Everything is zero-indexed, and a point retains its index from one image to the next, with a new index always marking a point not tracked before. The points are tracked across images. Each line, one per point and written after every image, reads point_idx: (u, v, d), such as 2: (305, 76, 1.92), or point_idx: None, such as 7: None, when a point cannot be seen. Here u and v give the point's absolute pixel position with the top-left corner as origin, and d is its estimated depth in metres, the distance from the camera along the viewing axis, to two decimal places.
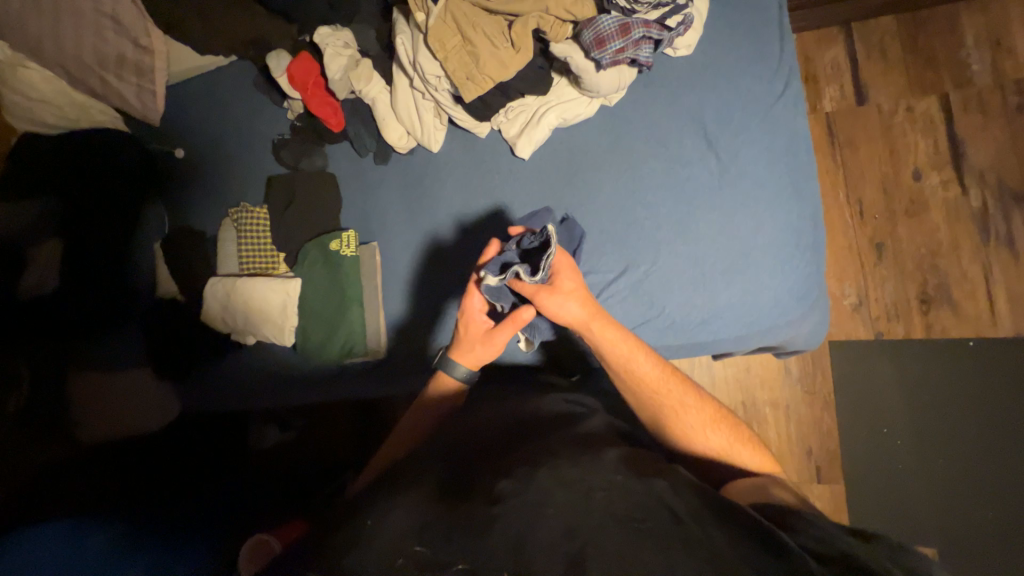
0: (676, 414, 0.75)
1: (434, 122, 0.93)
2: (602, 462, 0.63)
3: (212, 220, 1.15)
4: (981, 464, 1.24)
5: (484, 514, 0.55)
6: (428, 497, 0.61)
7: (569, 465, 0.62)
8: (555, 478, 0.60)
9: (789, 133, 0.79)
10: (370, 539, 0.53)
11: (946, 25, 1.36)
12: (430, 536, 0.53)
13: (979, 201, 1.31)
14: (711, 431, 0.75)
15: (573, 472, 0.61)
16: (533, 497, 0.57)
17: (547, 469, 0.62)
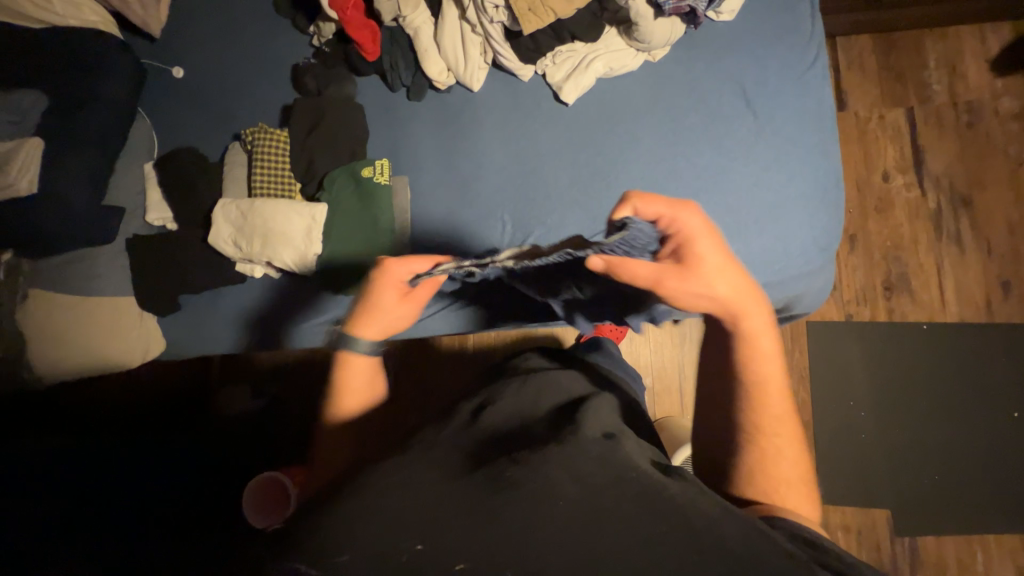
0: (768, 433, 0.60)
1: (479, 60, 0.92)
2: (619, 451, 0.58)
3: (213, 146, 1.05)
4: (929, 433, 1.40)
5: (489, 499, 0.50)
6: (421, 469, 0.54)
7: (582, 451, 0.56)
8: (568, 471, 0.53)
9: (815, 101, 0.86)
10: (362, 521, 0.47)
11: (913, 47, 1.55)
12: (423, 526, 0.47)
13: (934, 203, 1.49)
14: (783, 469, 0.60)
15: (585, 462, 0.55)
16: (544, 482, 0.51)
17: (559, 454, 0.56)
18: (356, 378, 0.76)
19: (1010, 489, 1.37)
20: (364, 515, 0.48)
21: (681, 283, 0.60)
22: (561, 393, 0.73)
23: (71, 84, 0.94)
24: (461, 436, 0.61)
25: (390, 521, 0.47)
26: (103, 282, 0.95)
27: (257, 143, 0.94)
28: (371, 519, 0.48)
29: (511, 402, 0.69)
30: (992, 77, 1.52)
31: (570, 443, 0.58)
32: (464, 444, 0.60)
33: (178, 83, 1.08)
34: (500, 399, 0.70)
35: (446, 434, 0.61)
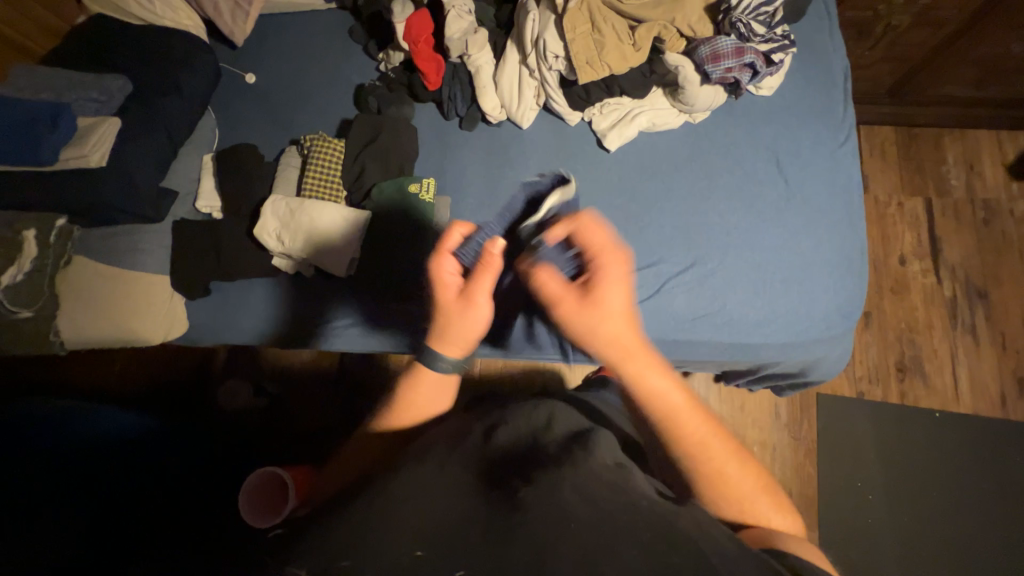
0: (719, 462, 0.64)
1: (532, 101, 0.99)
2: (630, 480, 0.59)
3: (270, 147, 1.11)
4: (939, 526, 1.35)
5: (501, 519, 0.50)
6: (434, 481, 0.55)
7: (592, 473, 0.57)
8: (580, 494, 0.53)
9: (845, 178, 0.91)
10: (374, 526, 0.48)
11: (933, 143, 1.63)
12: (433, 536, 0.47)
13: (950, 292, 1.51)
14: (750, 494, 0.64)
15: (595, 485, 0.55)
16: (555, 504, 0.51)
17: (572, 478, 0.56)
18: (422, 388, 0.74)
19: None
20: (378, 521, 0.49)
21: (583, 316, 0.63)
22: (573, 418, 0.75)
23: (153, 75, 1.01)
24: (475, 452, 0.62)
25: (401, 528, 0.48)
26: (143, 259, 0.99)
27: (314, 150, 1.00)
28: (382, 526, 0.48)
29: (523, 420, 0.71)
30: (1009, 180, 1.58)
31: (584, 467, 0.59)
32: (476, 460, 0.60)
33: (249, 88, 1.16)
34: (513, 420, 0.72)
35: (462, 449, 0.62)
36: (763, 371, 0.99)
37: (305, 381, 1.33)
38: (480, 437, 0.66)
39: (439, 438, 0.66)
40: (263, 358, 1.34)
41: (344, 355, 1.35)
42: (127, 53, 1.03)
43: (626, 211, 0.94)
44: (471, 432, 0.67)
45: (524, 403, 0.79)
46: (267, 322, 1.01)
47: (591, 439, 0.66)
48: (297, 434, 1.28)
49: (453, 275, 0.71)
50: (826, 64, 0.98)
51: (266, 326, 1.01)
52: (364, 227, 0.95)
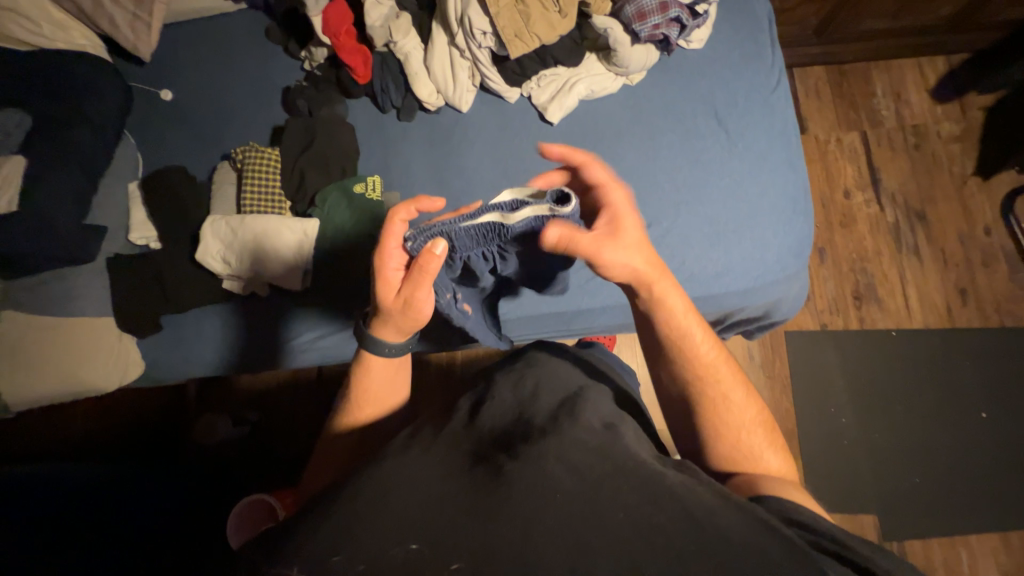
0: (723, 397, 0.68)
1: (467, 83, 0.97)
2: (614, 441, 0.59)
3: (200, 165, 1.05)
4: (905, 436, 1.45)
5: (486, 495, 0.50)
6: (422, 467, 0.53)
7: (578, 442, 0.56)
8: (564, 463, 0.53)
9: (780, 120, 0.93)
10: (363, 519, 0.47)
11: (862, 77, 1.69)
12: (424, 525, 0.47)
13: (892, 218, 1.59)
14: (752, 429, 0.68)
15: (582, 453, 0.54)
16: (541, 475, 0.51)
17: (556, 447, 0.55)
18: (375, 378, 0.73)
19: (987, 490, 1.41)
20: (362, 516, 0.47)
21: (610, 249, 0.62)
22: (562, 379, 0.73)
23: (54, 104, 0.93)
24: (460, 436, 0.60)
25: (390, 517, 0.47)
26: (80, 303, 0.92)
27: (249, 163, 0.95)
28: (370, 516, 0.47)
29: (508, 394, 0.68)
30: (933, 104, 1.66)
31: (570, 434, 0.57)
32: (463, 441, 0.59)
33: (167, 106, 1.09)
34: (498, 394, 0.68)
35: (449, 430, 0.61)
36: (731, 320, 1.02)
37: (282, 403, 1.30)
38: (465, 419, 0.63)
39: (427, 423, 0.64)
40: (236, 387, 1.30)
41: (321, 370, 1.32)
42: (18, 84, 0.94)
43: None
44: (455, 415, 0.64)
45: (509, 373, 0.75)
46: (226, 346, 0.96)
47: (580, 404, 0.65)
48: (283, 456, 1.25)
49: (396, 272, 0.65)
50: (750, 10, 0.99)
51: (225, 350, 0.96)
52: (313, 235, 0.90)
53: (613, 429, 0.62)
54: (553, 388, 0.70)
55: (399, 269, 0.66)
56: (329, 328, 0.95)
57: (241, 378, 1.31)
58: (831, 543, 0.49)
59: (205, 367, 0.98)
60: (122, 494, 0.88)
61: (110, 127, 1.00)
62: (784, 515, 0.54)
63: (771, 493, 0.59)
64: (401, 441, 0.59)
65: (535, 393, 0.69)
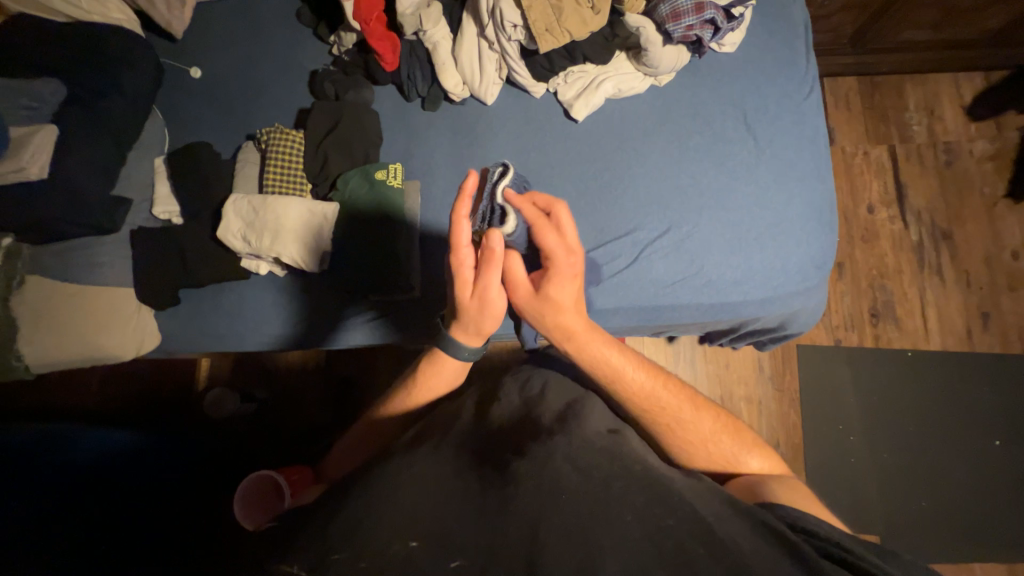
0: (673, 426, 0.71)
1: (494, 75, 0.97)
2: (619, 448, 0.60)
3: (226, 144, 1.06)
4: (915, 458, 1.43)
5: (495, 493, 0.51)
6: (432, 462, 0.56)
7: (585, 445, 0.59)
8: (572, 464, 0.55)
9: (811, 128, 0.91)
10: (373, 505, 0.48)
11: (895, 90, 1.65)
12: (430, 517, 0.47)
13: (916, 236, 1.56)
14: (716, 436, 0.72)
15: (586, 455, 0.57)
16: (549, 476, 0.52)
17: (565, 451, 0.57)
18: (443, 375, 0.75)
19: (996, 518, 1.39)
20: (370, 507, 0.47)
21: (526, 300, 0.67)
22: (567, 387, 0.76)
23: (87, 76, 0.95)
24: (467, 432, 0.64)
25: (397, 509, 0.47)
26: (104, 273, 0.94)
27: (274, 144, 0.96)
28: (378, 505, 0.48)
29: (516, 396, 0.74)
30: (968, 122, 1.62)
31: (574, 437, 0.60)
32: (466, 439, 0.62)
33: (196, 83, 1.10)
34: (506, 397, 0.75)
35: (458, 429, 0.65)
36: (746, 329, 1.01)
37: (290, 382, 1.32)
38: (476, 420, 0.67)
39: (439, 421, 0.68)
40: (247, 365, 1.31)
41: (331, 353, 1.33)
42: (54, 54, 0.95)
43: (599, 180, 0.93)
44: (465, 413, 0.70)
45: (517, 377, 0.82)
46: (244, 328, 0.99)
47: (582, 410, 0.68)
48: (290, 436, 1.27)
49: (471, 271, 0.63)
50: (786, 15, 0.97)
51: (244, 332, 0.99)
52: (332, 220, 0.91)
53: (619, 434, 0.64)
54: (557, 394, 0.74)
55: (473, 266, 0.63)
56: (353, 311, 0.96)
57: (252, 356, 1.33)
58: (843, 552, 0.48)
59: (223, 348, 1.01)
60: (133, 463, 0.90)
61: (140, 101, 1.01)
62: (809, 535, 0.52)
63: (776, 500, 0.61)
64: (413, 440, 0.62)
65: (541, 394, 0.74)
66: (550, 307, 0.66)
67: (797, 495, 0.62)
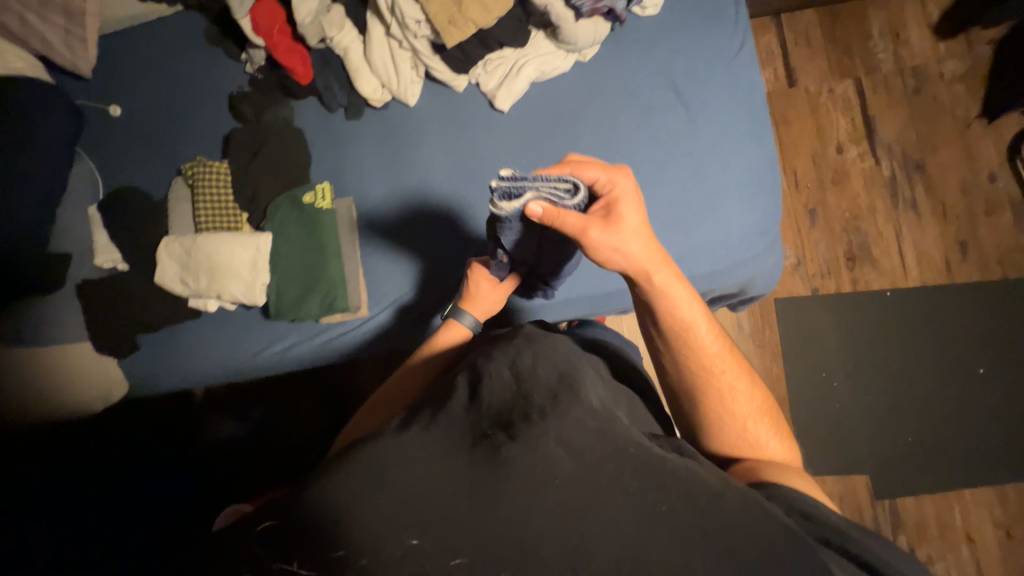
0: (725, 396, 0.71)
1: (411, 75, 0.93)
2: (612, 422, 0.56)
3: (157, 182, 1.04)
4: (901, 397, 1.42)
5: (485, 476, 0.50)
6: (423, 454, 0.51)
7: (580, 418, 0.54)
8: (566, 447, 0.51)
9: (745, 87, 0.86)
10: (364, 508, 0.48)
11: (858, 17, 1.56)
12: (426, 523, 0.47)
13: (888, 171, 1.51)
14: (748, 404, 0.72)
15: (585, 435, 0.52)
16: (544, 461, 0.50)
17: (556, 426, 0.52)
18: (449, 335, 0.83)
19: (983, 445, 1.40)
20: (359, 508, 0.48)
21: (604, 234, 0.63)
22: (563, 347, 0.66)
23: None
24: (461, 413, 0.55)
25: (387, 507, 0.48)
26: (56, 330, 0.95)
27: (200, 179, 0.94)
28: (371, 509, 0.48)
29: (508, 356, 0.61)
30: (936, 41, 1.53)
31: (570, 411, 0.54)
32: (463, 419, 0.55)
33: (117, 122, 1.07)
34: (490, 357, 0.62)
35: (448, 411, 0.56)
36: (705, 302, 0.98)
37: None
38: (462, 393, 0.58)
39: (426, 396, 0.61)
40: None
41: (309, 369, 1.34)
42: None
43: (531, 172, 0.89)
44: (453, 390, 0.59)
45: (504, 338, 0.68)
46: (206, 360, 0.97)
47: (579, 379, 0.59)
48: None
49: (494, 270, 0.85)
50: None
51: (205, 363, 0.97)
52: (267, 251, 0.89)
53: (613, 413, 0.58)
54: (555, 353, 0.63)
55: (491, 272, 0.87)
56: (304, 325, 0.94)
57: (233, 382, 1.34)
58: (840, 540, 0.53)
59: (187, 378, 0.98)
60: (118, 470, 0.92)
61: (60, 152, 0.99)
62: (795, 509, 0.57)
63: (772, 477, 0.64)
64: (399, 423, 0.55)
65: (532, 364, 0.59)
66: (619, 236, 0.63)
67: (798, 479, 0.64)
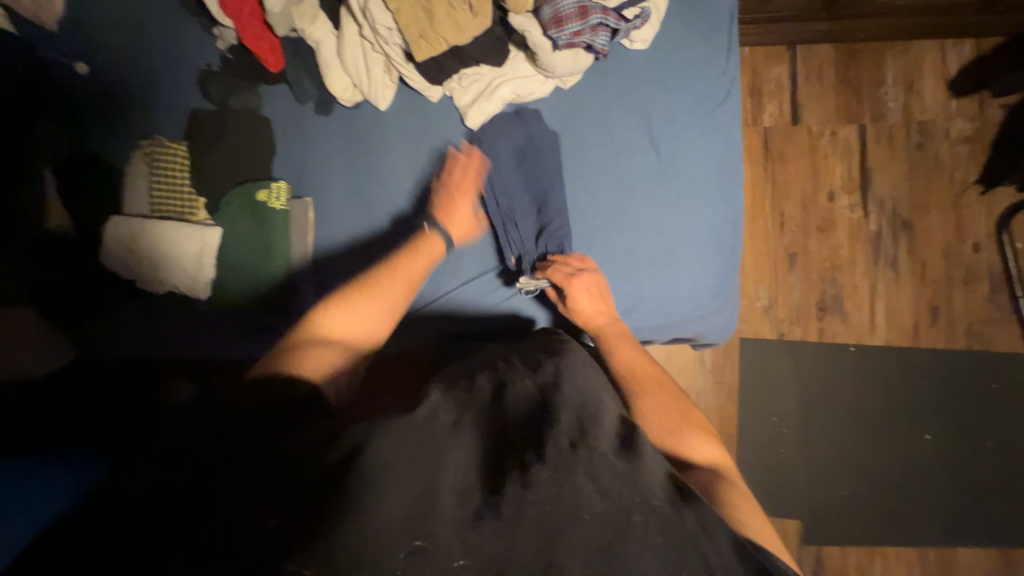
0: (684, 442, 0.77)
1: (383, 79, 0.90)
2: (638, 466, 0.57)
3: (113, 150, 1.00)
4: (848, 452, 1.43)
5: (511, 496, 0.50)
6: (445, 466, 0.52)
7: (608, 464, 0.56)
8: (594, 483, 0.53)
9: (721, 141, 0.91)
10: (382, 487, 0.49)
11: (874, 61, 1.50)
12: (447, 527, 0.47)
13: (875, 225, 1.48)
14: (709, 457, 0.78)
15: (610, 474, 0.54)
16: (571, 489, 0.51)
17: (587, 463, 0.54)
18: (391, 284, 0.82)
19: (919, 509, 1.41)
20: (380, 484, 0.49)
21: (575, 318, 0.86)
22: (590, 376, 0.71)
23: None
24: (489, 421, 0.60)
25: (406, 496, 0.49)
26: None
27: (156, 160, 0.92)
28: (392, 494, 0.49)
29: (542, 378, 0.67)
30: (948, 98, 1.48)
31: (603, 452, 0.56)
32: (491, 429, 0.59)
33: (80, 80, 1.02)
34: (521, 377, 0.68)
35: (476, 417, 0.60)
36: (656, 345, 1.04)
37: None
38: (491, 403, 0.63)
39: (452, 389, 0.64)
40: None
41: None
42: None
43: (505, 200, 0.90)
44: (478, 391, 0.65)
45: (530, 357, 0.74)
46: (176, 333, 0.95)
47: (605, 406, 0.66)
48: None
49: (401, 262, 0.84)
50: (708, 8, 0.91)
51: (176, 335, 0.95)
52: (214, 246, 0.89)
53: (633, 460, 0.58)
54: (580, 383, 0.68)
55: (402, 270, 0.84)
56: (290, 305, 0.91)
57: None
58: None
59: (160, 341, 0.94)
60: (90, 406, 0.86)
61: None
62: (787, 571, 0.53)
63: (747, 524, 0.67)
64: (429, 410, 0.58)
65: (559, 384, 0.66)
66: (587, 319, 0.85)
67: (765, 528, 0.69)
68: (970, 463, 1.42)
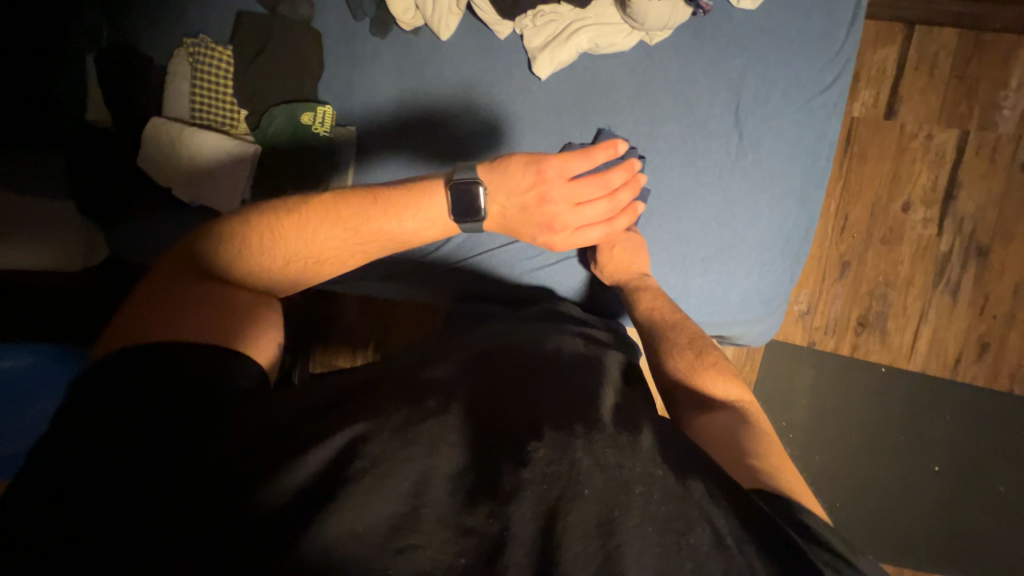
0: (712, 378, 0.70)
1: (450, 5, 0.82)
2: (639, 438, 0.53)
3: (156, 46, 0.95)
4: (846, 466, 1.42)
5: (509, 476, 0.47)
6: (436, 437, 0.50)
7: (607, 438, 0.52)
8: (595, 460, 0.49)
9: (814, 133, 0.82)
10: (367, 480, 0.45)
11: (1001, 58, 1.30)
12: (439, 521, 0.44)
13: (946, 247, 1.36)
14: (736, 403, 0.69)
15: (610, 451, 0.50)
16: (567, 467, 0.48)
17: (585, 437, 0.51)
18: (324, 234, 0.69)
19: (906, 533, 1.41)
20: (371, 474, 0.46)
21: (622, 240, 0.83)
22: (596, 361, 0.68)
23: None
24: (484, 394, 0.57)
25: (397, 485, 0.46)
26: None
27: (199, 62, 0.87)
28: (380, 483, 0.45)
29: (534, 357, 0.65)
30: None
31: (601, 426, 0.53)
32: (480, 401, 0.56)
33: None
34: (515, 355, 0.65)
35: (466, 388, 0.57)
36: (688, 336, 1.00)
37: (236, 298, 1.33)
38: (484, 375, 0.60)
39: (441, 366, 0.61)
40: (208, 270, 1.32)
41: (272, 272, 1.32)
42: None
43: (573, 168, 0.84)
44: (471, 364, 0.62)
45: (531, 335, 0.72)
46: None
47: (603, 383, 0.63)
48: None
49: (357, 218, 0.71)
50: None
51: None
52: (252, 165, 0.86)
53: (634, 434, 0.54)
54: (578, 365, 0.65)
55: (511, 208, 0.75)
56: None
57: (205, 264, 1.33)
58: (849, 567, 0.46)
59: None
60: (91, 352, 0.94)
61: None
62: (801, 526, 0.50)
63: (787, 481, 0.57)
64: (418, 394, 0.55)
65: (558, 368, 0.63)
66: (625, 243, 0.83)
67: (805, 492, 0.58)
68: (973, 501, 1.40)
